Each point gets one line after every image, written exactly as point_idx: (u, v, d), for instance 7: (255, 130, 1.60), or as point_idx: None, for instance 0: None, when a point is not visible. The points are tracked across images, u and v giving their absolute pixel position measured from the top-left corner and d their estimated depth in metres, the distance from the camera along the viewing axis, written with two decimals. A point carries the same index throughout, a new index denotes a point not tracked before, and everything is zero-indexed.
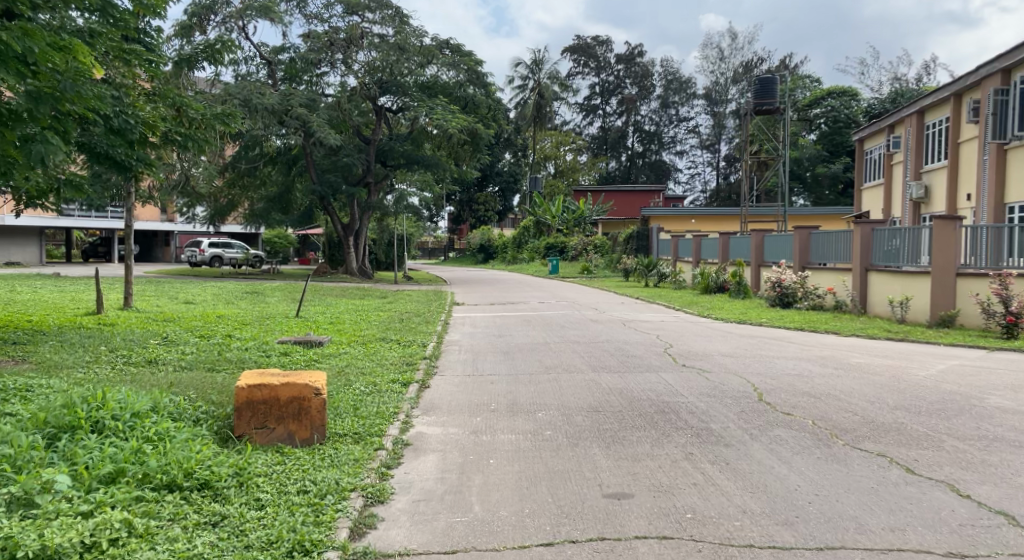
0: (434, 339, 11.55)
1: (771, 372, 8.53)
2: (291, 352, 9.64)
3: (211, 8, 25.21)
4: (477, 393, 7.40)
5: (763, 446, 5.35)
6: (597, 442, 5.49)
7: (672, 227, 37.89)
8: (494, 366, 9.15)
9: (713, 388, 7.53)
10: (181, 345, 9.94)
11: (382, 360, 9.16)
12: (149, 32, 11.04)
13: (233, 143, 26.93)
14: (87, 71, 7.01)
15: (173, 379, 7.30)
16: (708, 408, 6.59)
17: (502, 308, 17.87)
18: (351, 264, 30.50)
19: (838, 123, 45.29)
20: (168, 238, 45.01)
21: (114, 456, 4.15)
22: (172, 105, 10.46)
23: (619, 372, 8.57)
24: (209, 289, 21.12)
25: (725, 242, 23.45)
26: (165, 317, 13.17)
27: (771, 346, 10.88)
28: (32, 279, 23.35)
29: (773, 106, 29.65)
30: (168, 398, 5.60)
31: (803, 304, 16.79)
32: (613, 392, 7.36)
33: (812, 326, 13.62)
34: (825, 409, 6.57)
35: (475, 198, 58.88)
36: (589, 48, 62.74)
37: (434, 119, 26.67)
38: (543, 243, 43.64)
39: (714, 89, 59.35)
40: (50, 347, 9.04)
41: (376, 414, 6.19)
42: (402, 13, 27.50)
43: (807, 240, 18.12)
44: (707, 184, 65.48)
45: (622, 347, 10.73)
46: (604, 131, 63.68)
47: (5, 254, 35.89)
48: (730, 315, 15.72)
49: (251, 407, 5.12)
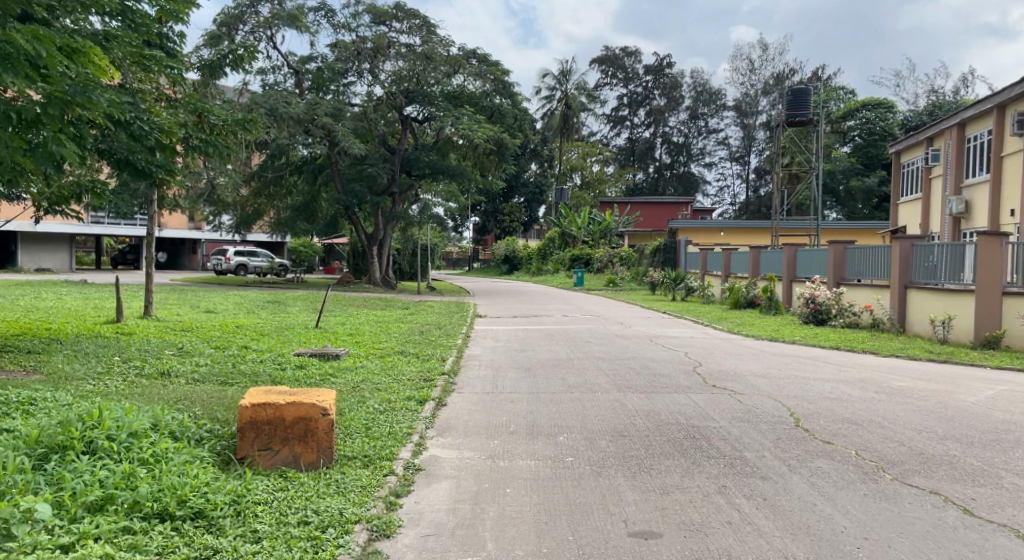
0: (454, 353, 11.23)
1: (807, 396, 8.07)
2: (306, 364, 9.39)
3: (240, 18, 25.44)
4: (496, 412, 7.06)
5: (803, 480, 4.93)
6: (622, 472, 5.11)
7: (700, 240, 37.31)
8: (514, 383, 8.80)
9: (746, 412, 7.11)
10: (195, 356, 9.73)
11: (399, 375, 8.85)
12: (172, 37, 11.01)
13: (259, 151, 27.10)
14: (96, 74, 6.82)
15: (185, 394, 7.06)
16: (741, 434, 6.18)
17: (525, 321, 17.51)
18: (375, 274, 30.38)
19: (873, 136, 44.35)
20: (196, 246, 45.48)
21: (104, 480, 3.88)
22: (193, 111, 10.42)
23: (645, 392, 8.16)
24: (232, 298, 21.12)
25: (756, 256, 22.90)
26: (184, 326, 13.03)
27: (806, 366, 10.40)
28: (59, 285, 23.56)
29: (805, 118, 29.05)
30: (170, 415, 5.33)
31: (838, 322, 16.22)
32: (640, 414, 6.97)
33: (848, 345, 13.08)
34: (869, 438, 6.12)
35: (501, 209, 58.74)
36: (617, 60, 62.34)
37: (459, 129, 26.46)
38: (568, 255, 43.19)
39: (743, 101, 58.66)
40: (64, 357, 8.90)
41: (388, 435, 5.87)
42: (429, 23, 27.43)
43: (842, 256, 17.55)
44: (735, 197, 64.64)
45: (649, 365, 10.32)
46: (632, 142, 63.17)
47: (36, 260, 36.49)
48: (760, 332, 15.20)
49: (255, 428, 4.83)
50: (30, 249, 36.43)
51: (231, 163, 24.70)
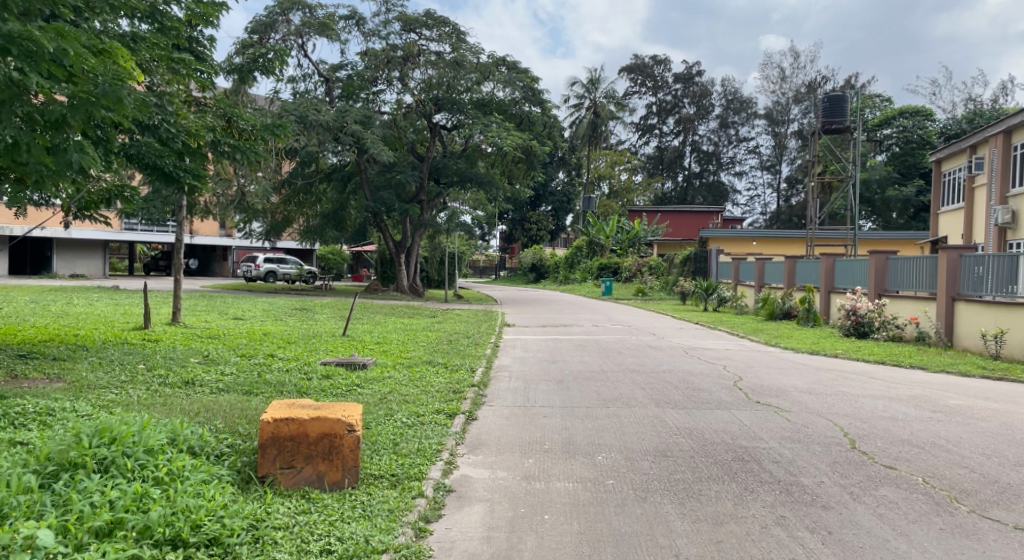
0: (483, 363, 10.90)
1: (860, 414, 7.58)
2: (333, 374, 9.14)
3: (271, 25, 25.53)
4: (529, 428, 6.70)
5: (870, 511, 4.51)
6: (669, 498, 4.73)
7: (733, 249, 36.56)
8: (547, 396, 8.43)
9: (796, 432, 6.67)
10: (221, 364, 9.54)
11: (427, 387, 8.54)
12: (200, 41, 10.86)
13: (289, 159, 27.20)
14: (122, 72, 6.56)
15: (207, 405, 6.81)
16: (794, 456, 5.77)
17: (553, 330, 17.11)
18: (402, 282, 30.24)
19: (910, 144, 43.36)
20: (227, 253, 45.82)
21: (115, 502, 3.61)
22: (223, 114, 10.35)
23: (685, 408, 7.75)
24: (260, 305, 21.03)
25: (791, 265, 22.23)
26: (211, 334, 12.87)
27: (851, 382, 9.88)
28: (92, 292, 23.73)
29: (842, 126, 28.29)
30: (190, 429, 5.06)
31: (880, 335, 15.59)
32: (683, 433, 6.58)
33: (894, 360, 12.48)
34: (934, 463, 5.67)
35: (528, 217, 58.37)
36: (646, 68, 61.63)
37: (489, 136, 26.27)
38: (596, 264, 42.68)
39: (775, 109, 57.71)
40: (89, 365, 8.74)
41: (416, 452, 5.54)
42: (459, 31, 27.29)
43: (883, 266, 16.88)
44: (766, 207, 63.58)
45: (687, 378, 9.88)
46: (660, 151, 62.48)
47: (70, 266, 37.00)
48: (800, 345, 14.64)
49: (277, 444, 4.53)
50: (65, 254, 36.95)
51: (261, 171, 24.70)
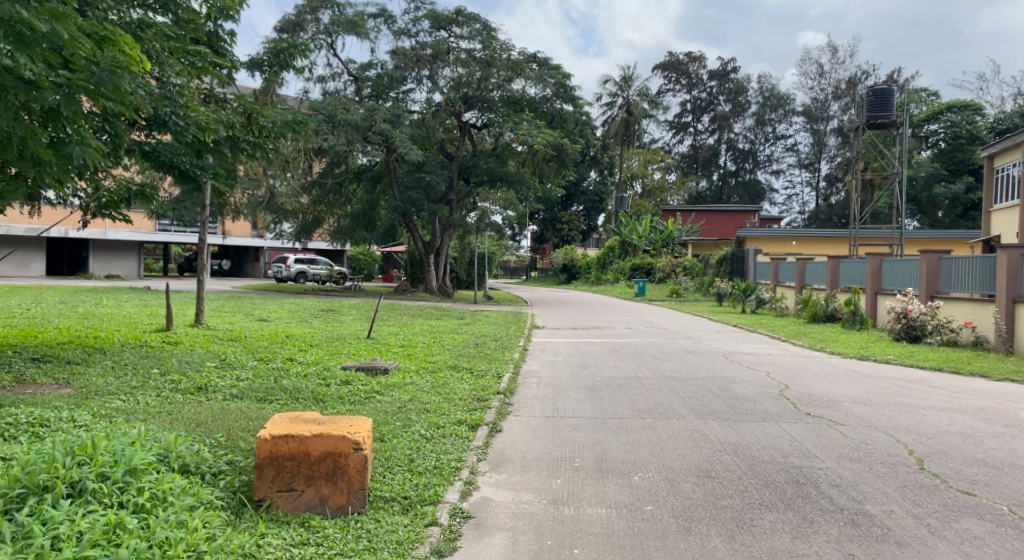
0: (511, 368, 10.36)
1: (924, 430, 6.90)
2: (353, 379, 8.70)
3: (299, 24, 25.45)
4: (558, 443, 6.16)
5: (953, 549, 3.92)
6: (716, 530, 4.18)
7: (771, 249, 35.48)
8: (577, 406, 7.87)
9: (856, 449, 6.05)
10: (238, 368, 9.15)
11: (449, 394, 8.04)
12: (219, 35, 10.47)
13: (318, 159, 26.94)
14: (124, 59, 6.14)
15: (215, 416, 6.38)
16: (856, 479, 5.17)
17: (586, 333, 16.50)
18: (431, 283, 29.90)
19: (958, 140, 41.73)
20: (259, 254, 46.08)
21: (82, 535, 3.15)
22: (243, 112, 9.84)
23: (728, 420, 7.14)
24: (288, 306, 20.73)
25: (835, 266, 21.28)
26: (232, 336, 12.53)
27: (908, 391, 9.16)
28: (120, 292, 23.65)
29: (888, 120, 27.17)
30: (185, 444, 4.60)
31: (934, 340, 14.68)
32: (727, 449, 5.98)
33: (952, 366, 11.62)
34: (1019, 488, 5.02)
35: (560, 217, 57.67)
36: (680, 65, 60.56)
37: (519, 135, 25.85)
38: (628, 264, 41.87)
39: (813, 106, 56.25)
40: (102, 369, 8.39)
41: (433, 470, 5.04)
42: (489, 27, 26.82)
43: (936, 267, 15.89)
44: (804, 206, 62.02)
45: (728, 386, 9.24)
46: (695, 149, 61.32)
47: (106, 267, 37.46)
48: (847, 349, 13.83)
49: (275, 464, 4.07)
50: (101, 255, 37.40)
51: (290, 170, 24.31)
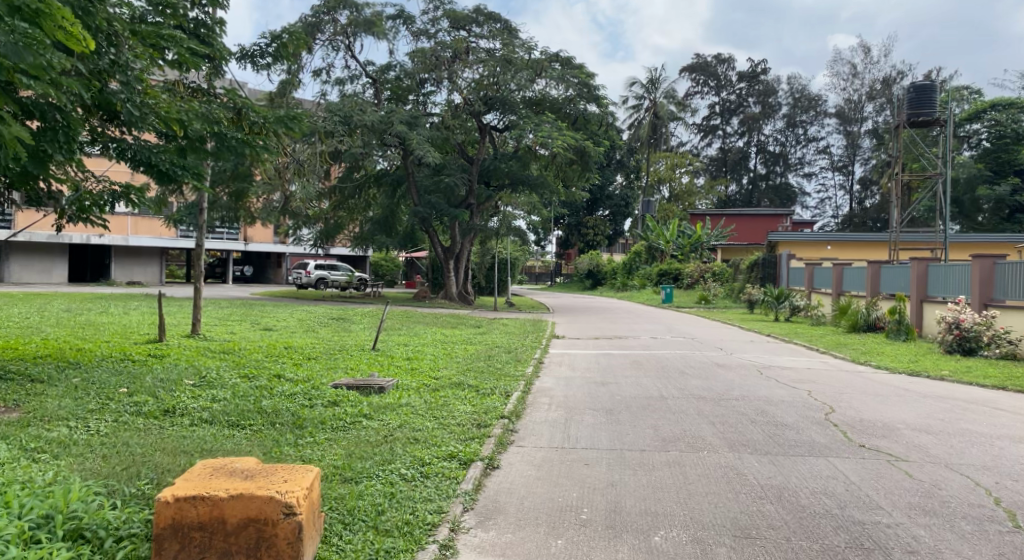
0: (521, 386, 9.37)
1: (1006, 469, 5.75)
2: (341, 400, 7.78)
3: (318, 26, 24.80)
4: (563, 485, 5.14)
5: None
6: None
7: (806, 253, 33.85)
8: (591, 434, 6.82)
9: (930, 497, 4.94)
10: (216, 387, 8.24)
11: (445, 419, 7.07)
12: (210, 27, 9.58)
13: (336, 164, 26.35)
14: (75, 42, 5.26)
15: (162, 446, 5.45)
16: (937, 543, 4.08)
17: (607, 344, 15.42)
18: (451, 289, 29.05)
19: (1002, 140, 39.86)
20: (281, 259, 45.78)
21: None
22: (232, 106, 8.84)
23: (768, 454, 6.05)
24: (298, 314, 19.88)
25: (876, 271, 19.85)
26: (226, 349, 11.69)
27: (974, 415, 7.95)
28: (133, 300, 23.04)
29: (930, 118, 25.47)
30: (89, 501, 3.63)
31: (991, 352, 13.36)
32: (770, 496, 4.90)
33: (1017, 383, 10.31)
34: None
35: (584, 221, 55.99)
36: (708, 67, 59.28)
37: (540, 136, 24.54)
38: (655, 270, 40.54)
39: (846, 107, 54.40)
40: (62, 389, 7.54)
41: (402, 529, 4.03)
42: (510, 27, 25.94)
43: (990, 272, 14.46)
44: (839, 210, 60.01)
45: (766, 409, 8.12)
46: (724, 152, 59.78)
47: (128, 274, 37.36)
48: (896, 363, 12.56)
49: (179, 535, 3.15)
50: (122, 262, 37.30)
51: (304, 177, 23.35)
